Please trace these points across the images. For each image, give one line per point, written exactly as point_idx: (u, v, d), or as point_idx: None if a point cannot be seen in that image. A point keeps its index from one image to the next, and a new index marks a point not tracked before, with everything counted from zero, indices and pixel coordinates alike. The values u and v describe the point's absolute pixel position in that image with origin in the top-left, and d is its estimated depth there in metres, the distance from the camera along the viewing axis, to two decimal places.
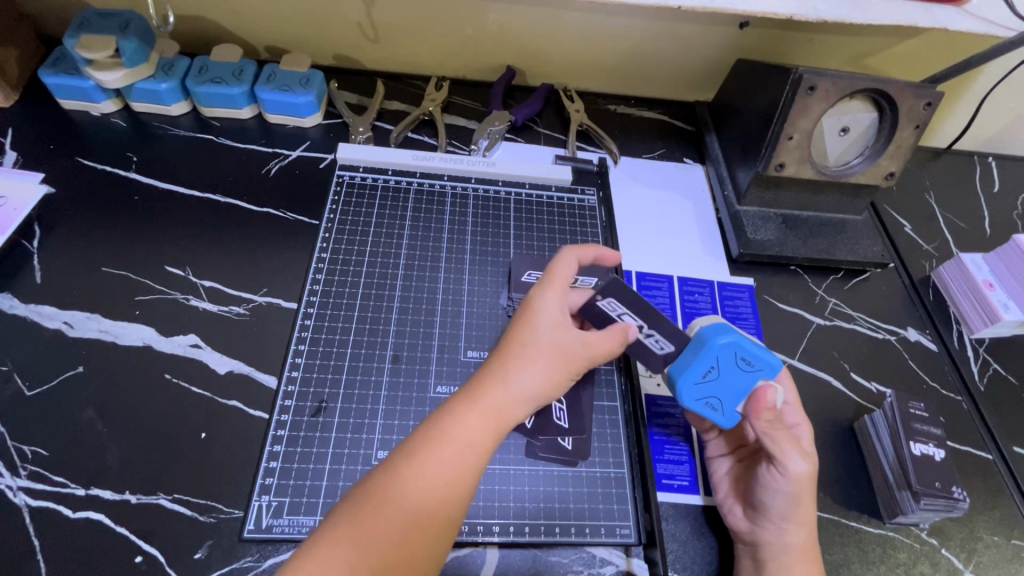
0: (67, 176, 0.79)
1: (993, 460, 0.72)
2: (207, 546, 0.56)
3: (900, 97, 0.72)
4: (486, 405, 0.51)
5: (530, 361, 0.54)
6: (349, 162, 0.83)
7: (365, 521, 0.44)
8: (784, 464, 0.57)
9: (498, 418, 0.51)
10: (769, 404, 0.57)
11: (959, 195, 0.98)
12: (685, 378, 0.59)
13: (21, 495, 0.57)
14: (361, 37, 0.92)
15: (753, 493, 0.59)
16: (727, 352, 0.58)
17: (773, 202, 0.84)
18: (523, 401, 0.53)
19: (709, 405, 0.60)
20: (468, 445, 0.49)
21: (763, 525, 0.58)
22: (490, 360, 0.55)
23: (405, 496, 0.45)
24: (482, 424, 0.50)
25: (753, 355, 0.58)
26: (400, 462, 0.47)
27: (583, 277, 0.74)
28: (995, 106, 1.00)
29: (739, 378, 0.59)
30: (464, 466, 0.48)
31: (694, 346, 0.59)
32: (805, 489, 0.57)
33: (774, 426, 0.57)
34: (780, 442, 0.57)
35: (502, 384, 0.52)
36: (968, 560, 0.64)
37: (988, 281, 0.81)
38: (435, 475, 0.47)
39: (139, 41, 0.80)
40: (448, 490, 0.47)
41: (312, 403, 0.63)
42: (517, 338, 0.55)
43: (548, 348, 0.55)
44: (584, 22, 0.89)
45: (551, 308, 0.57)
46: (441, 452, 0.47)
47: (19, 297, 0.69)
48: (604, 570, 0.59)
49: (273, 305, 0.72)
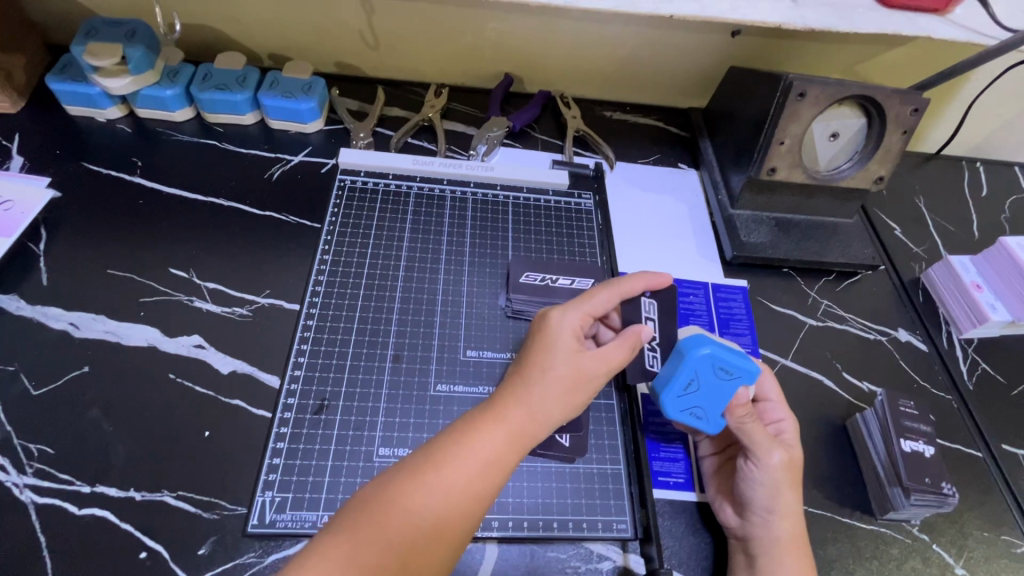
0: (73, 180, 0.81)
1: (982, 457, 0.73)
2: (211, 542, 0.57)
3: (886, 103, 0.74)
4: (507, 421, 0.52)
5: (547, 380, 0.54)
6: (351, 166, 0.85)
7: (385, 524, 0.44)
8: (758, 455, 0.59)
9: (519, 435, 0.52)
10: (743, 402, 0.61)
11: (948, 199, 1.00)
12: (668, 390, 0.62)
13: (27, 492, 0.58)
14: (361, 44, 0.94)
15: (738, 487, 0.61)
16: (706, 362, 0.60)
17: (766, 206, 0.86)
18: (542, 420, 0.53)
19: (693, 415, 0.62)
20: (487, 458, 0.49)
21: (750, 520, 0.59)
22: (511, 377, 0.56)
23: (424, 503, 0.46)
24: (503, 440, 0.51)
25: (730, 363, 0.60)
26: (421, 468, 0.47)
27: (579, 279, 0.76)
28: (983, 112, 1.02)
29: (721, 387, 0.60)
30: (483, 477, 0.49)
31: (675, 361, 0.62)
32: (783, 477, 0.59)
33: (748, 420, 0.60)
34: (750, 432, 0.59)
35: (524, 401, 0.53)
36: (958, 555, 0.66)
37: (975, 283, 0.83)
38: (454, 483, 0.47)
39: (145, 48, 0.82)
40: (465, 497, 0.47)
41: (315, 401, 0.65)
42: (537, 357, 0.56)
43: (568, 368, 0.55)
44: (579, 31, 0.91)
45: (571, 328, 0.58)
46: (460, 462, 0.48)
47: (25, 298, 0.70)
48: (601, 565, 0.60)
49: (275, 306, 0.73)
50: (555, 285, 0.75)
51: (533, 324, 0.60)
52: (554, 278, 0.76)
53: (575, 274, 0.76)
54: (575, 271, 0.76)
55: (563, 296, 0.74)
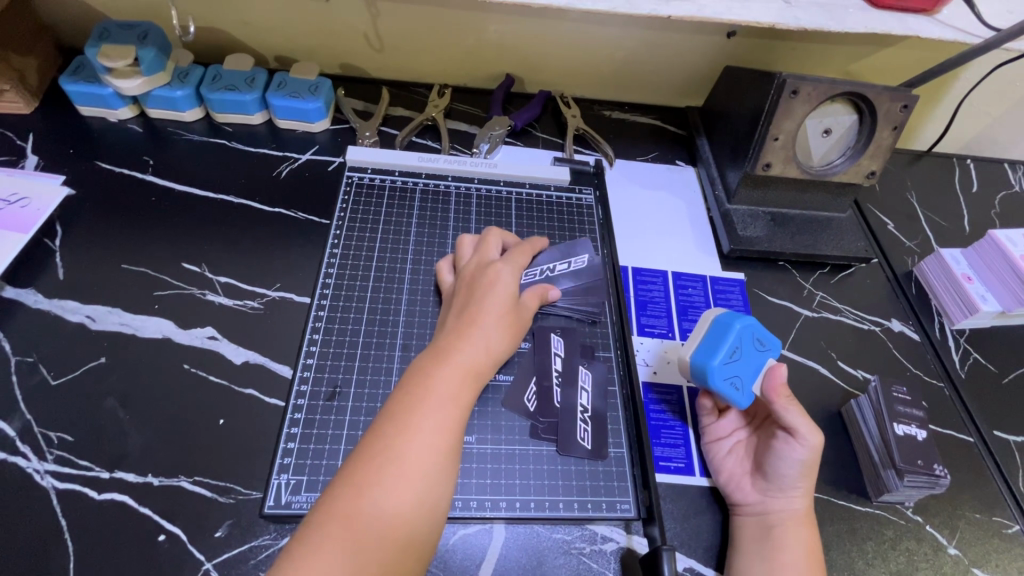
0: (87, 179, 0.83)
1: (974, 442, 0.75)
2: (227, 525, 0.59)
3: (877, 100, 0.77)
4: (454, 364, 0.56)
5: (488, 322, 0.60)
6: (358, 164, 0.87)
7: (370, 492, 0.47)
8: (803, 436, 0.61)
9: (468, 374, 0.56)
10: (785, 382, 0.64)
11: (939, 194, 1.03)
12: (712, 358, 0.64)
13: (47, 478, 0.60)
14: (366, 46, 0.96)
15: (764, 465, 0.63)
16: (746, 333, 0.66)
17: (761, 201, 0.89)
18: (489, 356, 0.59)
19: (731, 385, 0.64)
20: (447, 398, 0.53)
21: (774, 496, 0.62)
22: (450, 328, 0.60)
23: (403, 461, 0.48)
24: (457, 378, 0.55)
25: (764, 335, 0.66)
26: (391, 429, 0.50)
27: (573, 258, 0.79)
28: (973, 110, 1.05)
29: (756, 360, 0.65)
30: (446, 417, 0.52)
31: (716, 331, 0.66)
32: (816, 459, 0.62)
33: (791, 402, 0.63)
34: (796, 413, 0.62)
35: (467, 344, 0.57)
36: (951, 536, 0.68)
37: (966, 274, 0.85)
38: (423, 426, 0.50)
39: (157, 50, 0.84)
40: (438, 441, 0.50)
41: (327, 388, 0.67)
42: (474, 308, 0.61)
43: (501, 311, 0.62)
44: (579, 32, 0.93)
45: (502, 280, 0.65)
46: (424, 412, 0.51)
47: (42, 292, 0.72)
48: (605, 546, 0.62)
49: (286, 299, 0.75)
50: (555, 272, 0.77)
51: (461, 285, 0.66)
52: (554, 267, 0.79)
53: (570, 256, 0.79)
54: (568, 252, 0.79)
55: (564, 284, 0.76)
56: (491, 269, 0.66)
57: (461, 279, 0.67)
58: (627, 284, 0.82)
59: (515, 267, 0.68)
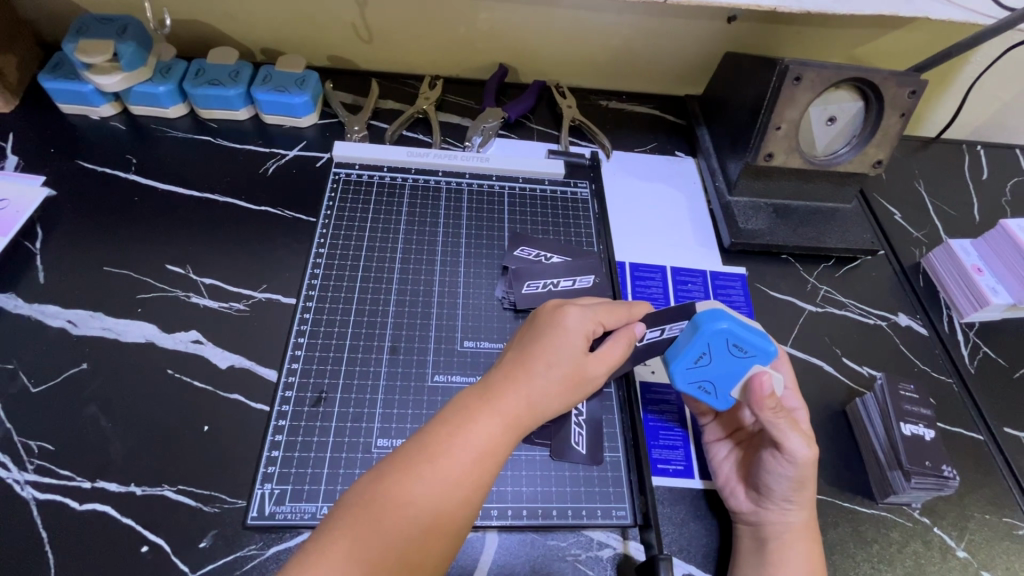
0: (68, 179, 0.81)
1: (984, 441, 0.73)
2: (212, 536, 0.57)
3: (883, 86, 0.74)
4: (500, 410, 0.51)
5: (548, 374, 0.54)
6: (345, 160, 0.84)
7: (384, 514, 0.44)
8: (789, 451, 0.58)
9: (513, 423, 0.52)
10: (769, 393, 0.58)
11: (948, 182, 0.99)
12: (677, 364, 0.61)
13: (28, 488, 0.58)
14: (355, 38, 0.93)
15: (757, 477, 0.60)
16: (719, 338, 0.59)
17: (763, 192, 0.86)
18: (537, 410, 0.53)
19: (702, 388, 0.62)
20: (483, 445, 0.49)
21: (767, 507, 0.59)
22: (505, 363, 0.56)
23: (423, 490, 0.46)
24: (499, 426, 0.51)
25: (744, 341, 0.58)
26: (418, 456, 0.47)
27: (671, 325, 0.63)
28: (983, 94, 1.01)
29: (732, 365, 0.60)
30: (476, 467, 0.48)
31: (687, 333, 0.60)
32: (810, 474, 0.58)
33: (777, 414, 0.58)
34: (784, 429, 0.57)
35: (516, 390, 0.53)
36: (960, 538, 0.65)
37: (976, 266, 0.82)
38: (451, 464, 0.48)
39: (137, 45, 0.81)
40: (463, 483, 0.47)
41: (313, 394, 0.65)
42: (535, 350, 0.55)
43: (565, 362, 0.55)
44: (574, 19, 0.90)
45: (580, 327, 0.58)
46: (455, 448, 0.48)
47: (22, 297, 0.70)
48: (601, 553, 0.60)
49: (272, 301, 0.73)
50: (556, 288, 0.74)
51: (537, 314, 0.61)
52: (547, 255, 0.78)
53: (574, 273, 0.75)
54: (669, 316, 0.63)
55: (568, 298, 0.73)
56: (560, 312, 0.58)
57: (532, 314, 0.61)
58: (625, 282, 0.80)
59: (597, 316, 0.59)
